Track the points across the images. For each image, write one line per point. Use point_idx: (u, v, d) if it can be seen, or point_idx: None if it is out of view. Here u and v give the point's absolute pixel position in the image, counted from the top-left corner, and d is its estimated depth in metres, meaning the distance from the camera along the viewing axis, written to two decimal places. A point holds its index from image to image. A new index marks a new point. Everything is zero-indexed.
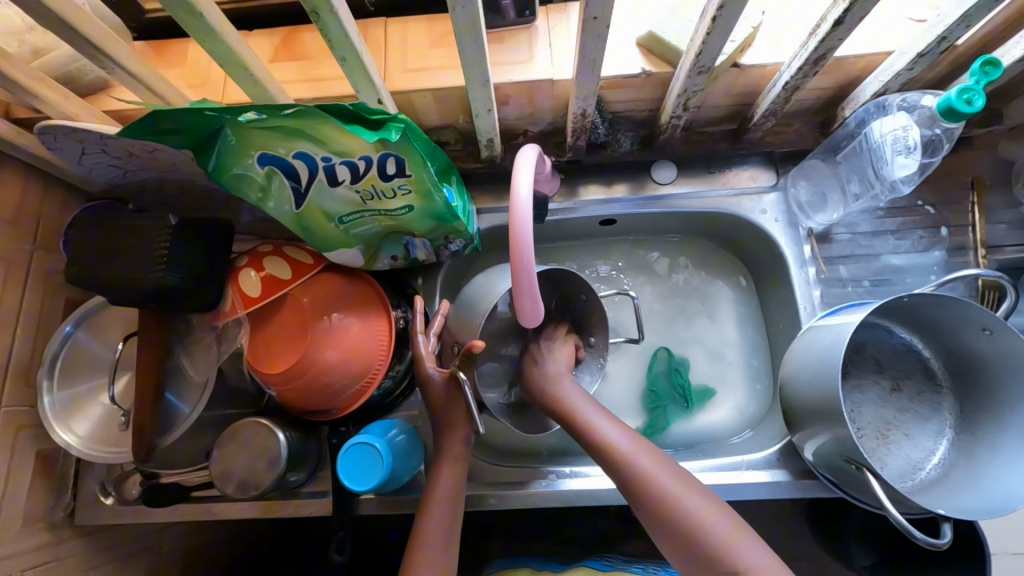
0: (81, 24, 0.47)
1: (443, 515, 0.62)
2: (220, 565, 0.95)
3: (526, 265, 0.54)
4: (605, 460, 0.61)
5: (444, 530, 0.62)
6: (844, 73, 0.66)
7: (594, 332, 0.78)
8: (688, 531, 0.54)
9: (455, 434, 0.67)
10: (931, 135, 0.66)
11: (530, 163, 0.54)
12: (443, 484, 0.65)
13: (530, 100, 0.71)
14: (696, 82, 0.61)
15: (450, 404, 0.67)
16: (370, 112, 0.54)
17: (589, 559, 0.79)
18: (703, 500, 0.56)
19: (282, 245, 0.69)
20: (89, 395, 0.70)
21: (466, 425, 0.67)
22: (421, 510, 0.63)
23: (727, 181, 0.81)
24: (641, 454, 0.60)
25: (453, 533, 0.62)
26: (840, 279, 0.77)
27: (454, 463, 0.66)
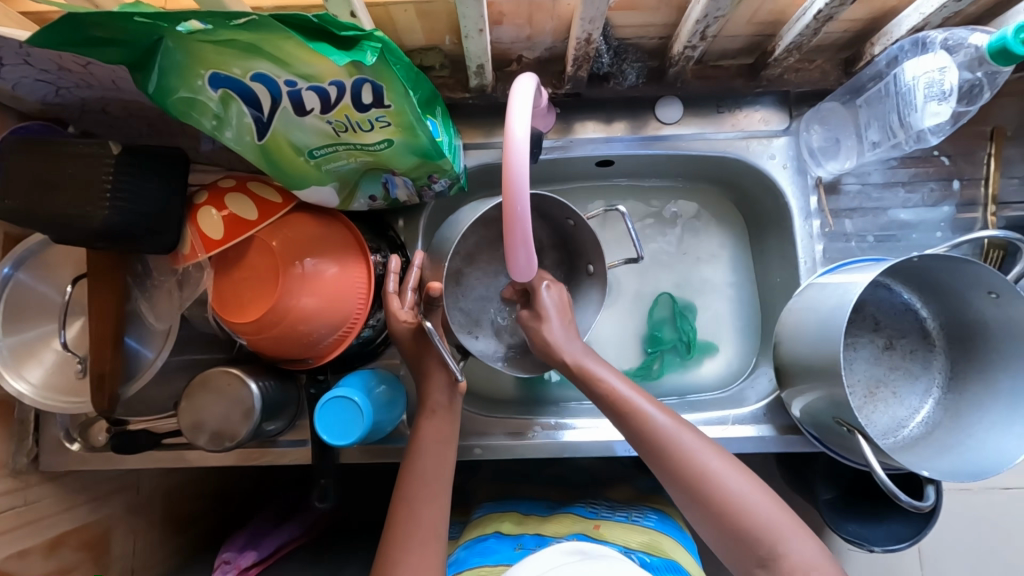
0: None
1: (432, 469, 0.60)
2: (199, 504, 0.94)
3: (520, 212, 0.48)
4: (638, 436, 0.58)
5: (433, 482, 0.59)
6: (881, 2, 0.59)
7: (592, 258, 0.71)
8: (731, 515, 0.52)
9: (436, 380, 0.64)
10: (972, 80, 0.59)
11: (528, 95, 0.48)
12: (432, 435, 0.62)
13: (527, 21, 0.63)
14: (719, 6, 0.53)
15: (421, 357, 0.64)
16: (339, 27, 0.46)
17: (574, 506, 0.80)
18: (748, 483, 0.53)
19: (246, 180, 0.62)
20: (40, 340, 0.64)
21: (439, 370, 0.63)
22: (409, 460, 0.61)
23: (737, 122, 0.74)
24: (684, 436, 0.56)
25: (445, 482, 0.60)
26: (844, 234, 0.74)
27: (444, 411, 0.63)
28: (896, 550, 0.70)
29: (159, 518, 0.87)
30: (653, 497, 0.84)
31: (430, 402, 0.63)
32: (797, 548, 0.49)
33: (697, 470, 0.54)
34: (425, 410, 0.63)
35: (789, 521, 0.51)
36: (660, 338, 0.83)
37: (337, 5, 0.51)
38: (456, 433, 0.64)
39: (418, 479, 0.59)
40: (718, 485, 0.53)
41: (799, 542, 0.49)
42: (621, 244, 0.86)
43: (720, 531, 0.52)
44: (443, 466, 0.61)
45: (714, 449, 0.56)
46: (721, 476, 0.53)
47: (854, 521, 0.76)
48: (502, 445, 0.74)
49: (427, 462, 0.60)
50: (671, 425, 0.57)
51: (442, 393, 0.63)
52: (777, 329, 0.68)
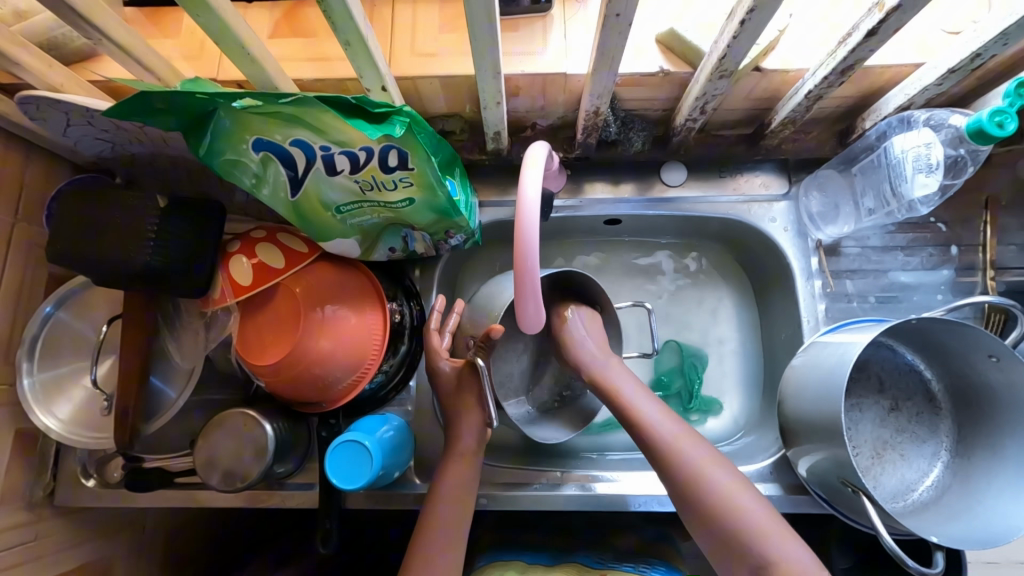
0: None
1: (447, 516, 0.60)
2: (201, 545, 0.94)
3: (530, 267, 0.51)
4: (640, 438, 0.60)
5: (451, 527, 0.60)
6: (869, 83, 0.64)
7: (609, 347, 0.76)
8: (718, 514, 0.53)
9: (468, 421, 0.65)
10: (956, 156, 0.63)
11: (540, 162, 0.53)
12: (454, 479, 0.63)
13: (540, 93, 0.68)
14: (716, 86, 0.58)
15: (458, 393, 0.66)
16: (373, 105, 0.51)
17: (580, 555, 0.80)
18: (736, 482, 0.54)
19: (277, 231, 0.67)
20: (71, 377, 0.68)
21: (476, 408, 0.65)
22: (430, 505, 0.62)
23: (738, 186, 0.78)
24: (682, 441, 0.58)
25: (462, 530, 0.60)
26: (845, 294, 0.76)
27: (471, 456, 0.65)
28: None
29: (161, 560, 0.87)
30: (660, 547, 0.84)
31: (460, 446, 0.65)
32: (784, 550, 0.49)
33: (693, 470, 0.55)
34: (454, 454, 0.65)
35: (778, 526, 0.51)
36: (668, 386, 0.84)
37: (371, 79, 0.57)
38: (477, 482, 0.64)
39: (439, 523, 0.60)
40: (708, 484, 0.54)
41: (785, 544, 0.49)
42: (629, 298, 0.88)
43: (710, 529, 0.53)
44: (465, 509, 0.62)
45: (711, 454, 0.57)
46: (712, 475, 0.55)
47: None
48: (507, 495, 0.74)
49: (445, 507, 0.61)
50: (675, 433, 0.59)
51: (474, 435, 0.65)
52: (780, 387, 0.69)
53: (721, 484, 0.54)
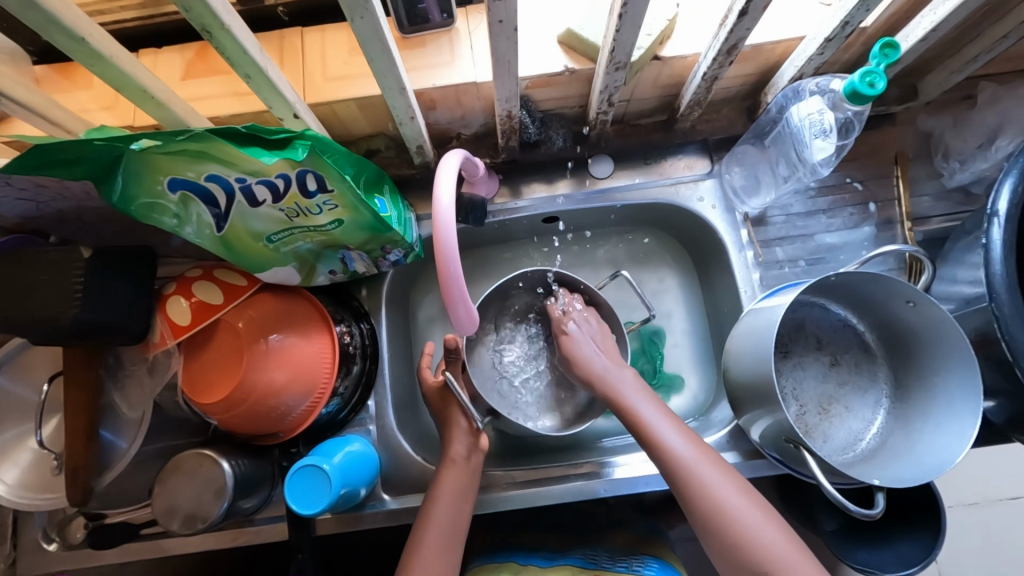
0: None
1: (443, 519, 0.62)
2: None
3: (453, 272, 0.53)
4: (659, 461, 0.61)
5: (449, 534, 0.61)
6: (763, 59, 0.68)
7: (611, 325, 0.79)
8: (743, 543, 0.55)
9: (457, 428, 0.68)
10: (845, 117, 0.66)
11: (452, 170, 0.55)
12: (448, 485, 0.64)
13: (456, 104, 0.70)
14: (616, 78, 0.61)
15: (443, 406, 0.70)
16: (271, 133, 0.53)
17: (573, 556, 0.81)
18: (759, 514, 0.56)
19: (213, 267, 0.67)
20: (17, 441, 0.66)
21: (461, 418, 0.68)
22: (427, 506, 0.63)
23: (664, 171, 0.81)
24: (702, 465, 0.59)
25: (458, 539, 0.62)
26: (777, 261, 0.79)
27: (463, 464, 0.66)
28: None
29: None
30: (653, 544, 0.84)
31: (450, 452, 0.67)
32: None
33: (712, 504, 0.57)
34: (447, 461, 0.66)
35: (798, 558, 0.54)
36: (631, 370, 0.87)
37: (280, 108, 0.58)
38: (475, 487, 0.65)
39: (431, 524, 0.61)
40: (730, 516, 0.56)
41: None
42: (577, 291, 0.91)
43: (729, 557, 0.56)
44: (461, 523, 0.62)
45: (734, 481, 0.59)
46: (730, 504, 0.57)
47: (863, 549, 0.75)
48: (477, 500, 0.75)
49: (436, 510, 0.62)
50: (691, 452, 0.60)
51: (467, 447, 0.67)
52: (724, 358, 0.72)
53: (720, 494, 0.57)
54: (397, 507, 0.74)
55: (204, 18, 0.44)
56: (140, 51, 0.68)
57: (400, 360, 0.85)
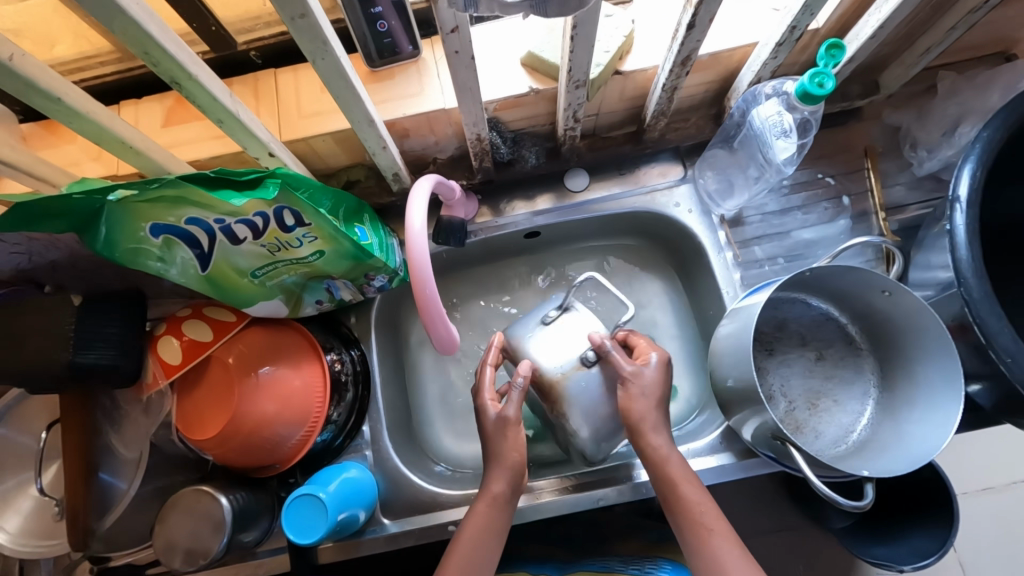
0: None
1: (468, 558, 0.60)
2: None
3: (429, 294, 0.55)
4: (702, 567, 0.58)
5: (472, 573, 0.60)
6: (722, 66, 0.70)
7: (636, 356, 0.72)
8: None
9: (504, 457, 0.64)
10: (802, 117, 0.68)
11: (423, 195, 0.57)
12: (476, 521, 0.62)
13: (428, 131, 0.73)
14: (578, 96, 0.63)
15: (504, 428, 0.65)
16: (242, 173, 0.55)
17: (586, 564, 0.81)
18: None
19: (202, 306, 0.69)
20: (18, 489, 0.68)
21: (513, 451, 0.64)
22: (454, 541, 0.62)
23: (639, 180, 0.83)
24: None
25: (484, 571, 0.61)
26: (756, 259, 0.80)
27: (502, 502, 0.63)
28: (924, 567, 0.69)
29: None
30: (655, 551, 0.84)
31: (489, 487, 0.63)
32: None
33: None
34: (484, 495, 0.63)
35: None
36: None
37: (255, 148, 0.60)
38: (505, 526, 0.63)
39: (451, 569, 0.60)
40: None
41: None
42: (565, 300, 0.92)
43: None
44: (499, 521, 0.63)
45: None
46: None
47: (879, 545, 0.75)
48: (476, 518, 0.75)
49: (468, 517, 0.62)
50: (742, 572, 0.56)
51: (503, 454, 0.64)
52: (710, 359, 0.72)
53: None
54: (396, 530, 0.75)
55: (174, 71, 0.46)
56: (120, 102, 0.70)
57: (394, 385, 0.86)
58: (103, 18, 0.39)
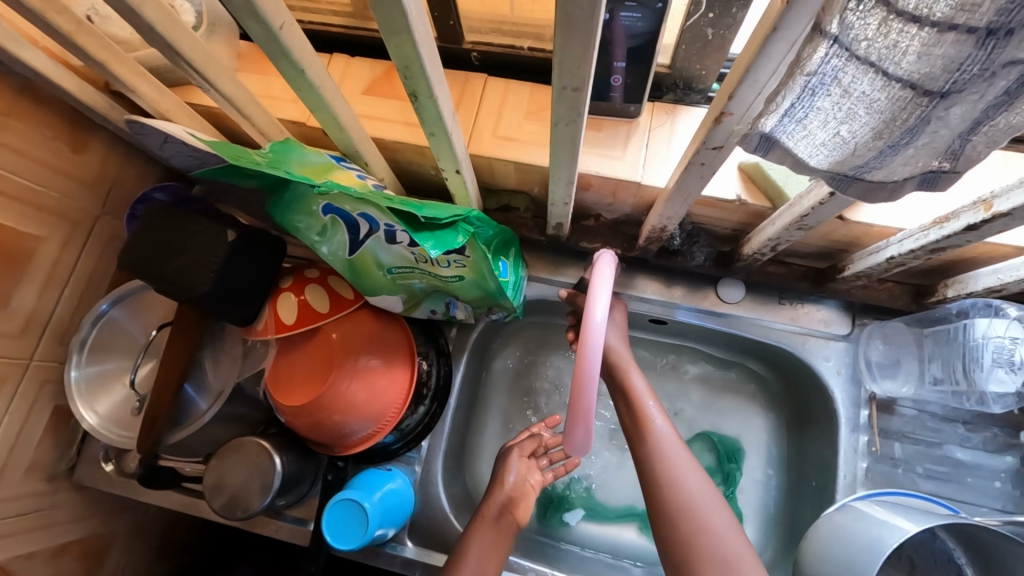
0: (175, 38, 0.46)
1: (484, 547, 0.62)
2: (189, 526, 1.00)
3: (587, 406, 0.49)
4: (648, 452, 0.62)
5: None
6: (961, 253, 0.60)
7: None
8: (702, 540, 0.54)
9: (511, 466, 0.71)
10: None
11: (609, 280, 0.51)
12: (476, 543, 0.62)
13: (610, 192, 0.68)
14: (792, 235, 0.56)
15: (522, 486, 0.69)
16: (439, 220, 0.54)
17: None
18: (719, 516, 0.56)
19: (329, 273, 0.70)
20: (115, 375, 0.71)
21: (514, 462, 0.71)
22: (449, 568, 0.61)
23: (796, 317, 0.76)
24: (688, 482, 0.58)
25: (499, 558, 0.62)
26: (890, 457, 0.71)
27: (492, 526, 0.63)
28: None
29: (157, 536, 0.94)
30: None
31: (482, 509, 0.66)
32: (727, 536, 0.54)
33: (687, 508, 0.56)
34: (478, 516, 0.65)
35: (729, 527, 0.55)
36: None
37: (447, 162, 0.57)
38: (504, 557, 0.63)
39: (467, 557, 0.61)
40: (696, 513, 0.56)
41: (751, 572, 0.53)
42: (677, 396, 0.89)
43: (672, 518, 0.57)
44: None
45: (700, 474, 0.59)
46: (704, 511, 0.56)
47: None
48: None
49: (490, 569, 0.61)
50: (684, 468, 0.59)
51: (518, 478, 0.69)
52: (806, 540, 0.64)
53: (711, 518, 0.56)
54: (414, 557, 0.72)
55: (418, 86, 0.43)
56: (333, 54, 0.70)
57: (465, 408, 0.84)
58: (385, 29, 0.37)
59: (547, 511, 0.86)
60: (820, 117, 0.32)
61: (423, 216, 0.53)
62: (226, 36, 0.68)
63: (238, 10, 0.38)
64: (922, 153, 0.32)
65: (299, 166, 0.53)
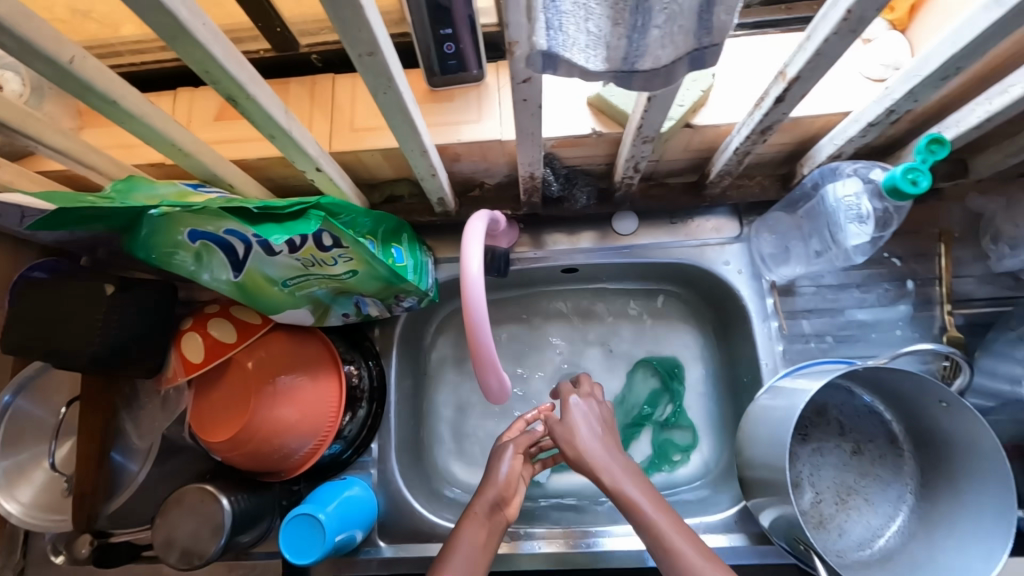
0: None
1: (473, 536, 0.61)
2: None
3: (485, 344, 0.52)
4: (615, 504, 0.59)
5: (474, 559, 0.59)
6: (803, 131, 0.65)
7: None
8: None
9: (503, 457, 0.69)
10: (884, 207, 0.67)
11: (479, 232, 0.53)
12: (466, 534, 0.61)
13: (481, 157, 0.70)
14: (642, 150, 0.59)
15: (515, 481, 0.67)
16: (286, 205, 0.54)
17: None
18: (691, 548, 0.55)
19: (230, 305, 0.69)
20: (33, 463, 0.68)
21: (507, 459, 0.68)
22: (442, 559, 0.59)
23: (690, 232, 0.80)
24: (658, 518, 0.56)
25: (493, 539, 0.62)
26: (802, 335, 0.76)
27: (483, 518, 0.62)
28: None
29: None
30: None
31: (473, 504, 0.64)
32: None
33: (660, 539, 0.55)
34: (469, 511, 0.63)
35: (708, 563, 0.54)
36: (647, 415, 0.87)
37: (304, 163, 0.58)
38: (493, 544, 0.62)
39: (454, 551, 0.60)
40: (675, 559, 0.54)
41: None
42: (611, 337, 0.92)
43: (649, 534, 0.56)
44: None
45: (674, 524, 0.57)
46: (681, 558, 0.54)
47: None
48: None
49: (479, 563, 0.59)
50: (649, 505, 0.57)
51: (511, 472, 0.67)
52: (741, 430, 0.68)
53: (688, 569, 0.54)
54: (392, 555, 0.73)
55: (233, 90, 0.44)
56: (176, 90, 0.69)
57: (409, 402, 0.85)
58: (167, 37, 0.38)
59: None
60: (571, 17, 0.34)
61: (257, 206, 0.53)
62: (59, 97, 0.66)
63: (18, 53, 0.38)
64: (674, 30, 0.34)
65: (145, 198, 0.53)
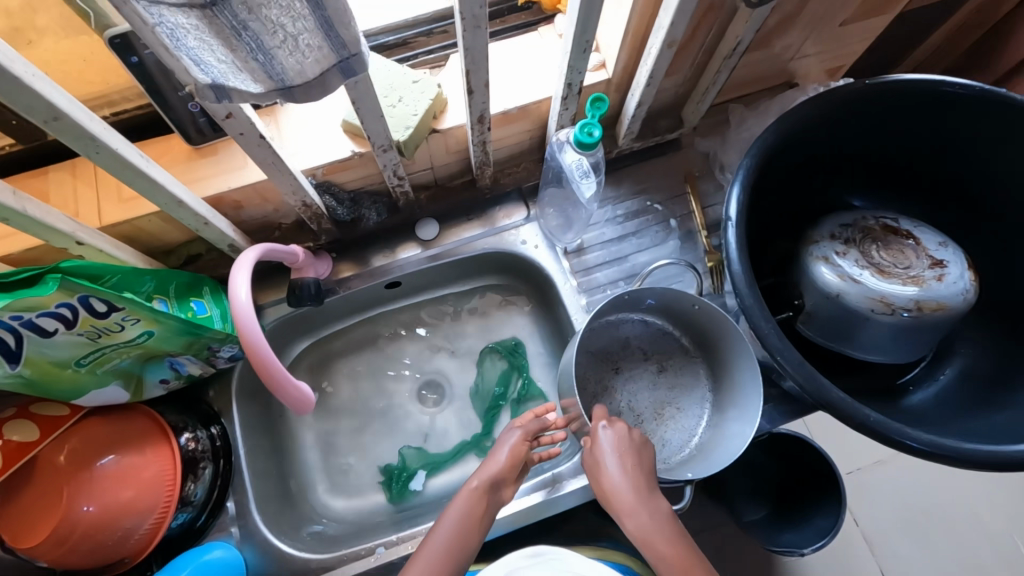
0: None
1: (462, 513, 0.63)
2: None
3: (265, 356, 0.59)
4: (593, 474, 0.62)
5: (460, 540, 0.62)
6: (535, 116, 0.77)
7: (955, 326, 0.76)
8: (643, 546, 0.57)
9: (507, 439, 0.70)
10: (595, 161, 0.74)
11: (244, 266, 0.61)
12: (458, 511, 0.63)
13: (262, 199, 0.74)
14: (390, 157, 0.68)
15: (514, 462, 0.68)
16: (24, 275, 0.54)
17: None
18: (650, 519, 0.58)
19: (28, 404, 0.66)
20: None
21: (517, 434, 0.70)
22: (432, 532, 0.63)
23: (487, 223, 0.89)
24: (626, 491, 0.59)
25: (483, 520, 0.63)
26: (599, 285, 0.87)
27: (481, 493, 0.64)
28: (822, 547, 0.78)
29: None
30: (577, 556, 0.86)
31: (473, 479, 0.66)
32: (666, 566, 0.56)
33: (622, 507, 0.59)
34: (467, 486, 0.65)
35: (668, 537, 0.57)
36: (500, 394, 0.93)
37: (60, 239, 0.59)
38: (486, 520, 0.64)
39: (438, 534, 0.62)
40: (637, 530, 0.58)
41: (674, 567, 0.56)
42: (455, 337, 0.98)
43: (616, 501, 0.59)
44: (466, 551, 0.62)
45: (645, 496, 0.59)
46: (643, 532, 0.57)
47: (788, 531, 0.84)
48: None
49: (465, 537, 0.62)
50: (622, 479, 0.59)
51: (511, 454, 0.68)
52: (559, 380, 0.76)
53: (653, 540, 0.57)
54: None
55: None
56: None
57: (266, 452, 0.84)
58: None
59: (393, 489, 0.88)
60: (204, 51, 0.39)
61: None
62: None
63: None
64: (304, 51, 0.41)
65: None
